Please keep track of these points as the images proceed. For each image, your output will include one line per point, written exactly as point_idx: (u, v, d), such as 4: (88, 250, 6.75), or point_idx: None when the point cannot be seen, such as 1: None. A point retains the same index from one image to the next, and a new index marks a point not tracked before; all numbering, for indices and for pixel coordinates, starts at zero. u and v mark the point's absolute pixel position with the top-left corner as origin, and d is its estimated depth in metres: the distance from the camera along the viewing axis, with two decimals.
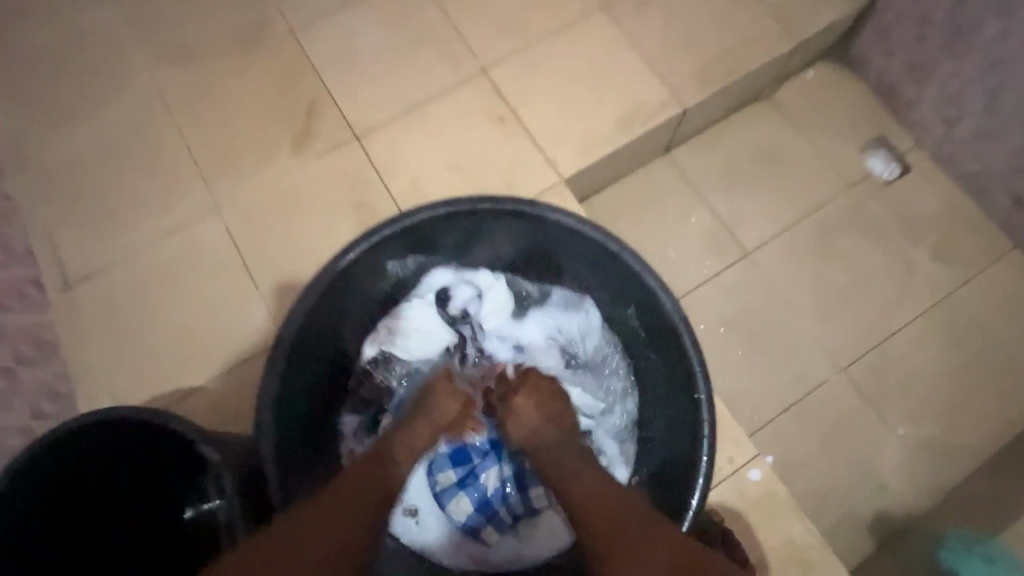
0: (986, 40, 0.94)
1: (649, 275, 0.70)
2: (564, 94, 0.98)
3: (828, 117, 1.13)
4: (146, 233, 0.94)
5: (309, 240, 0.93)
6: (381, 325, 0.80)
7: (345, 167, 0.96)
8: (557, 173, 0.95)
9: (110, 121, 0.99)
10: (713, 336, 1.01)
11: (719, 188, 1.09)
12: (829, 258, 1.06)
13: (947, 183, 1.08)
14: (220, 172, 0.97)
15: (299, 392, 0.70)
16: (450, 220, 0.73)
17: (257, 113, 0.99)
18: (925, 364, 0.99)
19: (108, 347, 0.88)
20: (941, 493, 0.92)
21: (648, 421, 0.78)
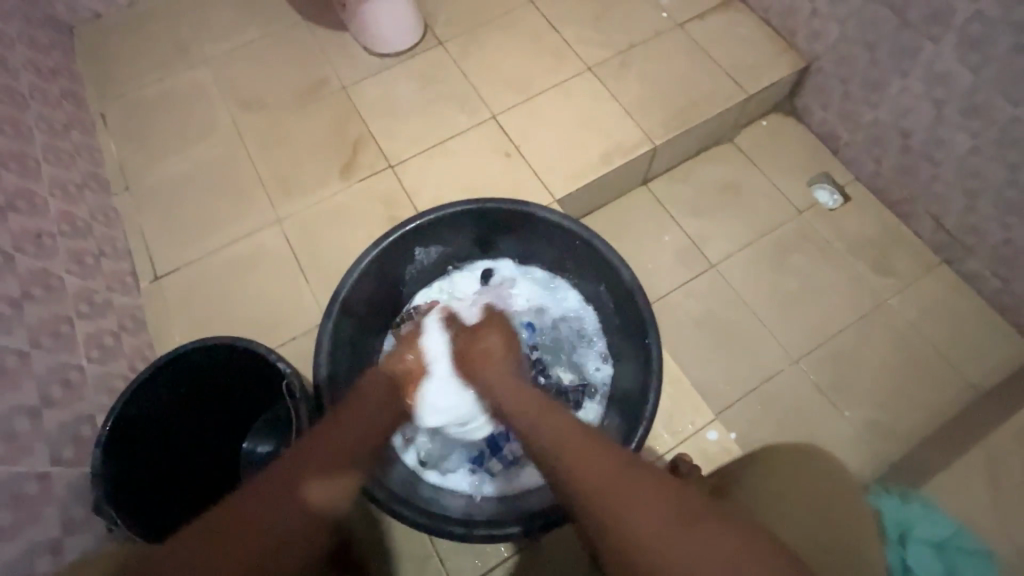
0: (895, 92, 1.16)
1: (616, 260, 0.87)
2: (557, 136, 1.23)
3: (780, 157, 1.36)
4: (221, 238, 1.17)
5: (349, 246, 1.16)
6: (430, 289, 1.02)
7: (381, 190, 1.20)
8: (550, 195, 1.18)
9: (198, 154, 1.25)
10: (684, 332, 1.20)
11: (688, 212, 1.31)
12: (781, 269, 1.25)
13: (880, 210, 1.30)
14: (282, 192, 1.21)
15: (343, 346, 0.88)
16: (462, 217, 0.93)
17: (313, 149, 1.25)
18: (864, 358, 1.15)
19: (185, 325, 1.09)
20: (880, 466, 1.06)
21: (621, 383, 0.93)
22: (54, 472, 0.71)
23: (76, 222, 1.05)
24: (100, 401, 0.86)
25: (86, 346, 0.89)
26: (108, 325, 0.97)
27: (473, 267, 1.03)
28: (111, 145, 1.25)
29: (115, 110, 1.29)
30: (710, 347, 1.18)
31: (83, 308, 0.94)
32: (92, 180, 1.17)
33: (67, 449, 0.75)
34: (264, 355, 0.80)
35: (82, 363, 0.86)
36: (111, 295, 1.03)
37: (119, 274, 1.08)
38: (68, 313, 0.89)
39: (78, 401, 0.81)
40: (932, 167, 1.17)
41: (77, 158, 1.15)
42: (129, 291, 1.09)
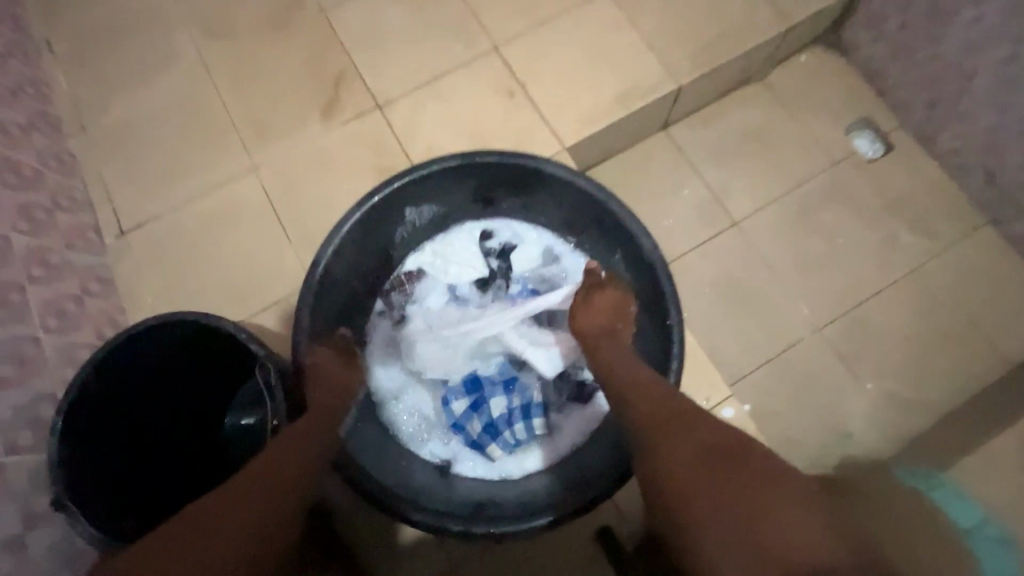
0: (964, 23, 1.00)
1: (632, 222, 0.77)
2: (568, 73, 1.07)
3: (819, 100, 1.21)
4: (192, 188, 1.05)
5: (335, 199, 1.04)
6: (421, 249, 0.92)
7: (368, 135, 1.06)
8: (559, 143, 1.05)
9: (161, 90, 1.10)
10: (700, 297, 1.10)
11: (711, 162, 1.18)
12: (810, 229, 1.14)
13: (925, 162, 1.17)
14: (258, 136, 1.07)
15: (325, 318, 0.79)
16: (459, 172, 0.81)
17: (291, 85, 1.10)
18: (892, 327, 1.07)
19: (158, 286, 1.00)
20: (900, 440, 1.01)
21: None
22: (9, 462, 0.67)
23: (23, 170, 0.92)
24: (63, 376, 0.79)
25: (42, 316, 0.81)
26: (68, 289, 0.88)
27: (469, 227, 0.92)
28: (60, 78, 1.10)
29: (61, 36, 1.12)
30: (727, 313, 1.10)
31: (36, 271, 0.84)
32: (40, 121, 1.03)
33: (25, 435, 0.70)
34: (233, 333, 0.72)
35: (38, 335, 0.79)
36: (71, 254, 0.93)
37: (78, 229, 0.97)
38: (19, 278, 0.80)
39: (36, 379, 0.75)
40: (994, 114, 1.03)
41: (20, 94, 1.01)
42: (92, 249, 0.98)
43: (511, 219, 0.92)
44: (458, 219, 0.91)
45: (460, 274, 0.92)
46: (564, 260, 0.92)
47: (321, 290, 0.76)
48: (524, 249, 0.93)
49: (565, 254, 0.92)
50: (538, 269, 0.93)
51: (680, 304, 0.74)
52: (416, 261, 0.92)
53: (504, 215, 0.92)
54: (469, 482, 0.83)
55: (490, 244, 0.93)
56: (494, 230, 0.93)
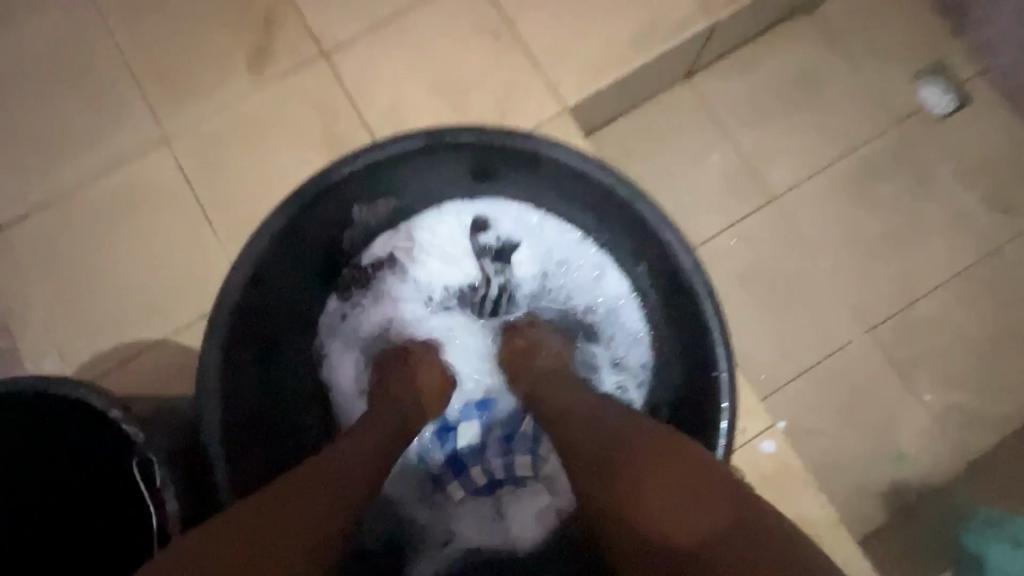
0: None
1: (659, 221, 0.60)
2: (570, 6, 0.82)
3: (878, 41, 0.97)
4: (83, 165, 0.81)
5: (271, 178, 0.80)
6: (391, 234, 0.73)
7: (311, 92, 0.82)
8: (559, 102, 0.81)
9: (35, 33, 0.83)
10: (729, 290, 0.91)
11: (745, 122, 0.95)
12: (864, 204, 0.93)
13: (1008, 120, 0.95)
14: (168, 94, 0.82)
15: (248, 356, 0.61)
16: (426, 156, 0.63)
17: (206, 25, 0.83)
18: (960, 325, 0.89)
19: (49, 296, 0.78)
20: (962, 460, 0.85)
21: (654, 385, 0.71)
22: None
23: None
24: None
25: None
26: None
27: (454, 214, 0.74)
28: None
29: None
30: (761, 311, 0.91)
31: None
32: None
33: None
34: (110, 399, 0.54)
35: None
36: None
37: None
38: None
39: None
40: None
41: None
42: None
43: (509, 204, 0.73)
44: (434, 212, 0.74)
45: (439, 270, 0.75)
46: (575, 254, 0.74)
47: (240, 321, 0.58)
48: (529, 248, 0.75)
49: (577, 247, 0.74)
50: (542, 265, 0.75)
51: (728, 328, 0.58)
52: (385, 247, 0.73)
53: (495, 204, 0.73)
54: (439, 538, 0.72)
55: (485, 232, 0.74)
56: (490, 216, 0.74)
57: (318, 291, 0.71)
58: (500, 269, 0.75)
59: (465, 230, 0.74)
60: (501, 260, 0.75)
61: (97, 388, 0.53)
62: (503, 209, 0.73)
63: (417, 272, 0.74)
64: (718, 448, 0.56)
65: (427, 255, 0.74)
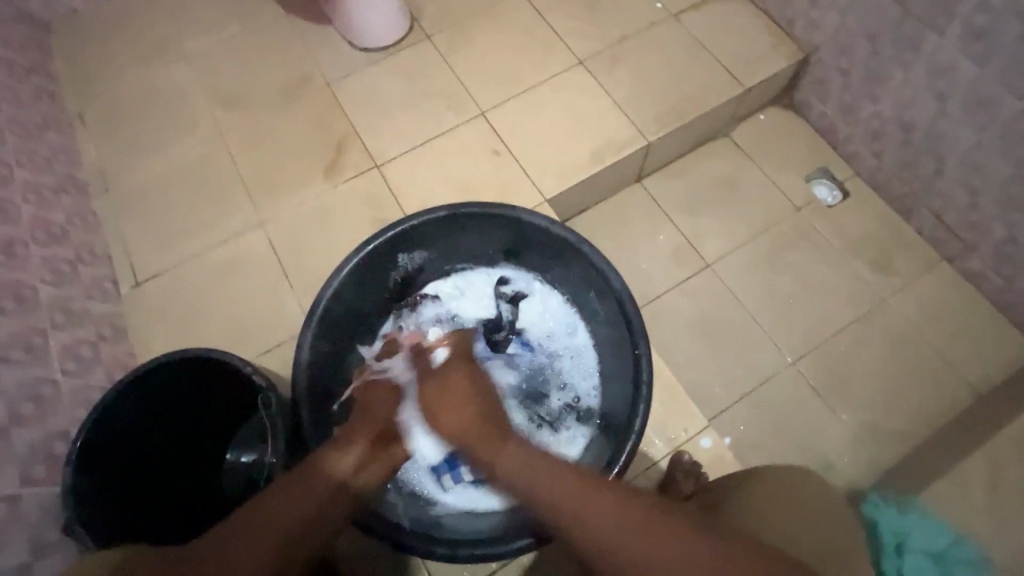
0: (896, 85, 1.13)
1: (604, 265, 0.84)
2: (547, 134, 1.19)
3: (778, 153, 1.32)
4: (202, 241, 1.13)
5: (334, 248, 1.12)
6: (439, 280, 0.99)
7: (367, 190, 1.16)
8: (541, 195, 1.15)
9: (177, 154, 1.20)
10: (679, 334, 1.17)
11: (682, 212, 1.27)
12: (779, 269, 1.22)
13: (880, 206, 1.27)
14: (264, 193, 1.16)
15: (324, 355, 0.85)
16: (447, 222, 0.90)
17: (296, 147, 1.20)
18: (861, 360, 1.14)
19: (166, 332, 1.05)
20: (876, 469, 1.05)
21: (609, 394, 0.89)
22: (24, 492, 0.70)
23: (52, 228, 1.01)
24: (75, 415, 0.85)
25: (61, 360, 0.87)
26: (86, 335, 0.95)
27: (473, 271, 0.99)
28: (89, 146, 1.20)
29: (92, 110, 1.23)
30: (705, 350, 1.16)
31: (58, 319, 0.91)
32: (69, 184, 1.12)
33: (39, 469, 0.74)
34: (240, 368, 0.79)
35: (57, 378, 0.84)
36: (89, 304, 1.00)
37: (97, 281, 1.05)
38: (42, 324, 0.87)
39: (51, 418, 0.80)
40: (934, 162, 1.14)
41: (53, 162, 1.10)
42: (109, 299, 1.05)
43: (520, 269, 0.98)
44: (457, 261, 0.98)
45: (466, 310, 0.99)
46: (563, 322, 0.97)
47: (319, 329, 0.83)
48: (534, 303, 0.98)
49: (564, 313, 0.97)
50: (541, 322, 0.97)
51: (648, 337, 0.80)
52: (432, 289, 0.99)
53: (502, 263, 0.99)
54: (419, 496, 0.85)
55: (505, 290, 0.99)
56: (509, 280, 0.99)
57: (375, 316, 0.96)
58: (512, 313, 0.98)
59: (490, 282, 0.99)
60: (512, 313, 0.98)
61: (232, 353, 0.77)
62: (521, 277, 0.99)
63: (448, 308, 0.99)
64: (637, 423, 0.76)
65: (459, 296, 0.99)
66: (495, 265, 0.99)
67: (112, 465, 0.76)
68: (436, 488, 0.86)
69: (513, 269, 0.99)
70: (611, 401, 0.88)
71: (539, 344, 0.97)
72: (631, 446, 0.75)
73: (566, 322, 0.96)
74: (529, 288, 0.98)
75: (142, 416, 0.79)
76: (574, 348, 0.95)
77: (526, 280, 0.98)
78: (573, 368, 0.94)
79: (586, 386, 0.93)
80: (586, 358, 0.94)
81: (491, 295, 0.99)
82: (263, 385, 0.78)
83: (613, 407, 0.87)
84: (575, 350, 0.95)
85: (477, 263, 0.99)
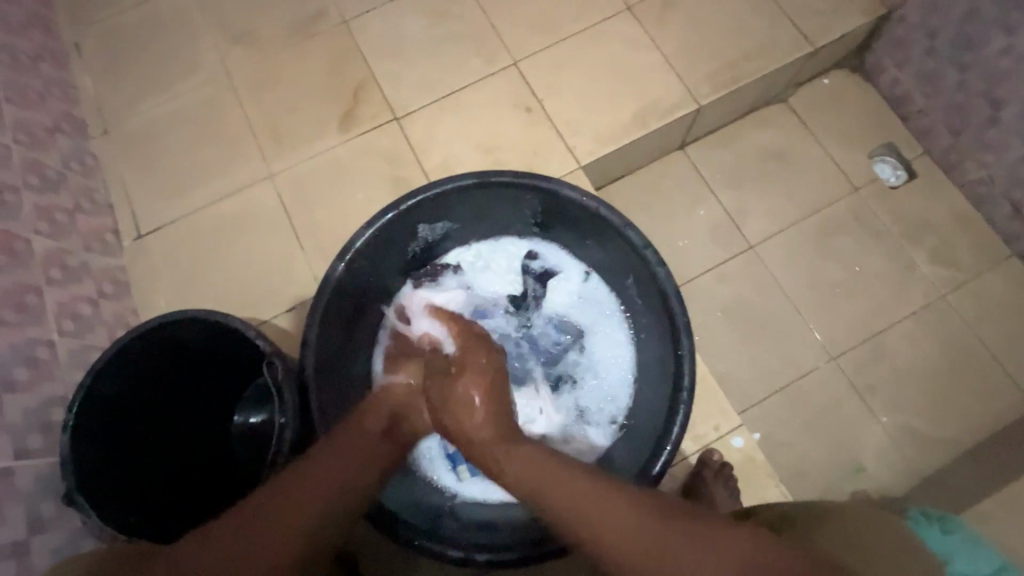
0: (994, 53, 0.99)
1: (648, 250, 0.76)
2: (585, 93, 1.07)
3: (840, 124, 1.18)
4: (207, 194, 1.04)
5: (347, 208, 1.03)
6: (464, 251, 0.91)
7: (386, 146, 1.06)
8: (575, 161, 1.04)
9: (179, 95, 1.09)
10: (713, 321, 1.09)
11: (727, 186, 1.16)
12: (828, 255, 1.12)
13: (949, 191, 1.15)
14: (274, 143, 1.07)
15: (335, 328, 0.77)
16: (473, 191, 0.80)
17: (308, 92, 1.09)
18: (907, 360, 1.06)
19: (170, 288, 0.99)
20: (910, 476, 1.01)
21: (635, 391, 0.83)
22: (18, 465, 0.67)
23: (46, 173, 0.93)
24: (74, 378, 0.80)
25: (58, 318, 0.82)
26: (84, 292, 0.89)
27: (503, 241, 0.90)
28: (86, 82, 1.10)
29: (89, 40, 1.13)
30: (740, 338, 1.08)
31: (54, 274, 0.85)
32: (64, 123, 1.03)
33: (34, 439, 0.71)
34: (239, 331, 0.73)
35: (53, 338, 0.79)
36: (89, 257, 0.93)
37: (97, 231, 0.98)
38: (36, 280, 0.81)
39: (48, 383, 0.76)
40: (1023, 146, 1.01)
41: (47, 97, 1.01)
42: (109, 252, 0.98)
43: (551, 244, 0.89)
44: (482, 233, 0.89)
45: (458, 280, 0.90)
46: (602, 309, 0.88)
47: (332, 302, 0.75)
48: (567, 282, 0.89)
49: (601, 299, 0.88)
50: (571, 306, 0.89)
51: (693, 334, 0.73)
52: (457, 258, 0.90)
53: (531, 236, 0.90)
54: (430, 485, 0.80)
55: (534, 274, 0.91)
56: (541, 260, 0.90)
57: (392, 283, 0.87)
58: (540, 291, 0.90)
59: (519, 255, 0.90)
60: (548, 300, 0.90)
61: (236, 315, 0.71)
62: (560, 256, 0.90)
63: (475, 283, 0.91)
64: (673, 430, 0.70)
65: (483, 268, 0.91)
66: (526, 238, 0.90)
67: (112, 431, 0.71)
68: (449, 477, 0.81)
69: (544, 246, 0.90)
70: (637, 398, 0.82)
71: (574, 330, 0.89)
72: (663, 460, 0.70)
73: (602, 311, 0.88)
74: (565, 271, 0.90)
75: (141, 380, 0.73)
76: (610, 336, 0.87)
77: (564, 259, 0.90)
78: (609, 359, 0.86)
79: (621, 385, 0.84)
80: (620, 350, 0.86)
81: (522, 274, 0.90)
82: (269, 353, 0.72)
83: (648, 403, 0.80)
84: (612, 340, 0.86)
85: (505, 236, 0.90)
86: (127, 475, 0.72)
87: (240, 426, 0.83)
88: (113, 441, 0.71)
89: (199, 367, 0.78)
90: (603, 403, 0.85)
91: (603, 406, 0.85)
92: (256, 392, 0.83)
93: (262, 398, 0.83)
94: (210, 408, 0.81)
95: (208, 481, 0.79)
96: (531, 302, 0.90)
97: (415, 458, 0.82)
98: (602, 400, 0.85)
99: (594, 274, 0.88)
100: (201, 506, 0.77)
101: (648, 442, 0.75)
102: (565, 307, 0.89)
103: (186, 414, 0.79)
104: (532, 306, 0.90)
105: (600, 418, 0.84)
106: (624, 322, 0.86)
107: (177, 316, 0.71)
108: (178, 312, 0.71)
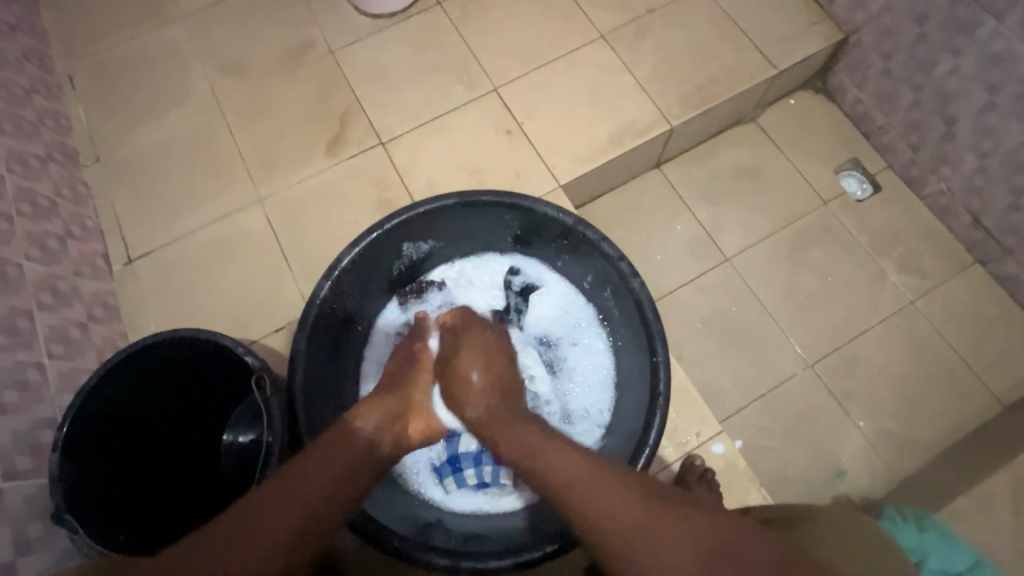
0: (943, 73, 1.05)
1: (624, 263, 0.79)
2: (563, 116, 1.12)
3: (806, 141, 1.24)
4: (197, 218, 1.07)
5: (335, 228, 1.06)
6: (447, 268, 0.93)
7: (372, 169, 1.09)
8: (555, 180, 1.08)
9: (170, 124, 1.13)
10: (693, 331, 1.12)
11: (703, 203, 1.21)
12: (801, 266, 1.16)
13: (911, 202, 1.20)
14: (263, 168, 1.10)
15: (323, 345, 0.80)
16: (454, 209, 0.84)
17: (295, 119, 1.13)
18: (880, 365, 1.10)
19: (160, 311, 1.01)
20: (889, 478, 1.04)
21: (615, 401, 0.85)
22: (5, 487, 0.68)
23: (38, 201, 0.95)
24: (63, 401, 0.81)
25: (48, 342, 0.83)
26: (74, 316, 0.91)
27: (485, 257, 0.93)
28: (79, 113, 1.13)
29: (83, 73, 1.16)
30: (720, 348, 1.11)
31: (44, 298, 0.86)
32: (57, 152, 1.06)
33: (22, 461, 0.71)
34: (230, 349, 0.74)
35: (43, 361, 0.81)
36: (79, 282, 0.95)
37: (88, 257, 1.00)
38: (27, 304, 0.82)
39: (37, 405, 0.77)
40: (977, 158, 1.07)
41: (40, 128, 1.04)
42: (99, 276, 1.00)
43: (532, 259, 0.93)
44: (465, 248, 0.92)
45: (440, 296, 0.93)
46: (581, 320, 0.91)
47: (318, 319, 0.77)
48: (547, 294, 0.92)
49: (580, 310, 0.91)
50: (551, 318, 0.92)
51: (668, 343, 0.76)
52: (440, 275, 0.93)
53: (512, 252, 0.93)
54: (416, 500, 0.81)
55: (515, 287, 0.93)
56: (521, 274, 0.93)
57: (378, 300, 0.89)
58: (523, 305, 0.93)
59: (501, 270, 0.93)
60: (530, 312, 0.92)
61: (225, 331, 0.73)
62: (540, 270, 0.93)
63: (457, 299, 0.93)
64: (651, 435, 0.73)
65: (467, 284, 0.93)
66: (507, 254, 0.93)
67: (101, 448, 0.72)
68: (437, 491, 0.83)
69: (524, 262, 0.93)
70: (617, 407, 0.85)
71: (555, 342, 0.91)
72: (642, 465, 0.72)
73: (582, 322, 0.91)
74: (545, 284, 0.92)
75: (131, 398, 0.74)
76: (590, 346, 0.89)
77: (544, 273, 0.93)
78: (589, 367, 0.89)
79: (602, 393, 0.87)
80: (599, 360, 0.88)
81: (503, 288, 0.93)
82: (257, 368, 0.74)
83: (626, 409, 0.82)
84: (592, 350, 0.89)
85: (487, 253, 0.93)
86: (116, 494, 0.73)
87: (227, 446, 0.83)
88: (101, 459, 0.72)
89: (189, 386, 0.79)
90: (585, 412, 0.86)
91: (585, 417, 0.86)
92: (243, 412, 0.83)
93: (251, 417, 0.83)
94: (202, 429, 0.83)
95: (194, 499, 0.80)
96: (512, 315, 0.93)
97: (403, 474, 0.83)
98: (584, 410, 0.87)
99: (573, 287, 0.91)
100: (189, 524, 0.77)
101: (630, 447, 0.77)
102: (546, 320, 0.92)
103: (170, 433, 0.80)
104: (514, 318, 0.92)
105: (582, 428, 0.86)
106: (604, 333, 0.89)
107: (173, 334, 0.73)
108: (172, 330, 0.73)
